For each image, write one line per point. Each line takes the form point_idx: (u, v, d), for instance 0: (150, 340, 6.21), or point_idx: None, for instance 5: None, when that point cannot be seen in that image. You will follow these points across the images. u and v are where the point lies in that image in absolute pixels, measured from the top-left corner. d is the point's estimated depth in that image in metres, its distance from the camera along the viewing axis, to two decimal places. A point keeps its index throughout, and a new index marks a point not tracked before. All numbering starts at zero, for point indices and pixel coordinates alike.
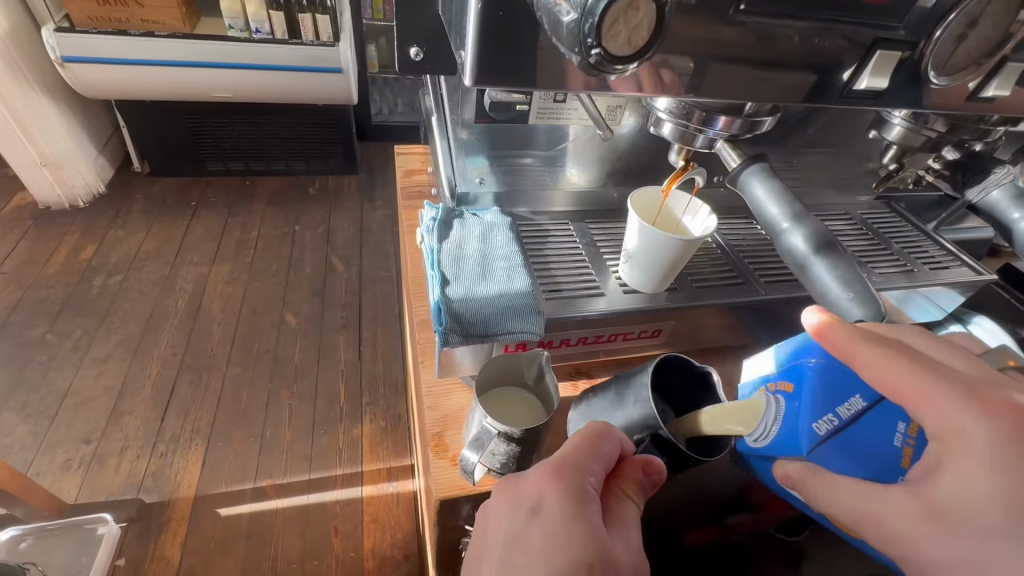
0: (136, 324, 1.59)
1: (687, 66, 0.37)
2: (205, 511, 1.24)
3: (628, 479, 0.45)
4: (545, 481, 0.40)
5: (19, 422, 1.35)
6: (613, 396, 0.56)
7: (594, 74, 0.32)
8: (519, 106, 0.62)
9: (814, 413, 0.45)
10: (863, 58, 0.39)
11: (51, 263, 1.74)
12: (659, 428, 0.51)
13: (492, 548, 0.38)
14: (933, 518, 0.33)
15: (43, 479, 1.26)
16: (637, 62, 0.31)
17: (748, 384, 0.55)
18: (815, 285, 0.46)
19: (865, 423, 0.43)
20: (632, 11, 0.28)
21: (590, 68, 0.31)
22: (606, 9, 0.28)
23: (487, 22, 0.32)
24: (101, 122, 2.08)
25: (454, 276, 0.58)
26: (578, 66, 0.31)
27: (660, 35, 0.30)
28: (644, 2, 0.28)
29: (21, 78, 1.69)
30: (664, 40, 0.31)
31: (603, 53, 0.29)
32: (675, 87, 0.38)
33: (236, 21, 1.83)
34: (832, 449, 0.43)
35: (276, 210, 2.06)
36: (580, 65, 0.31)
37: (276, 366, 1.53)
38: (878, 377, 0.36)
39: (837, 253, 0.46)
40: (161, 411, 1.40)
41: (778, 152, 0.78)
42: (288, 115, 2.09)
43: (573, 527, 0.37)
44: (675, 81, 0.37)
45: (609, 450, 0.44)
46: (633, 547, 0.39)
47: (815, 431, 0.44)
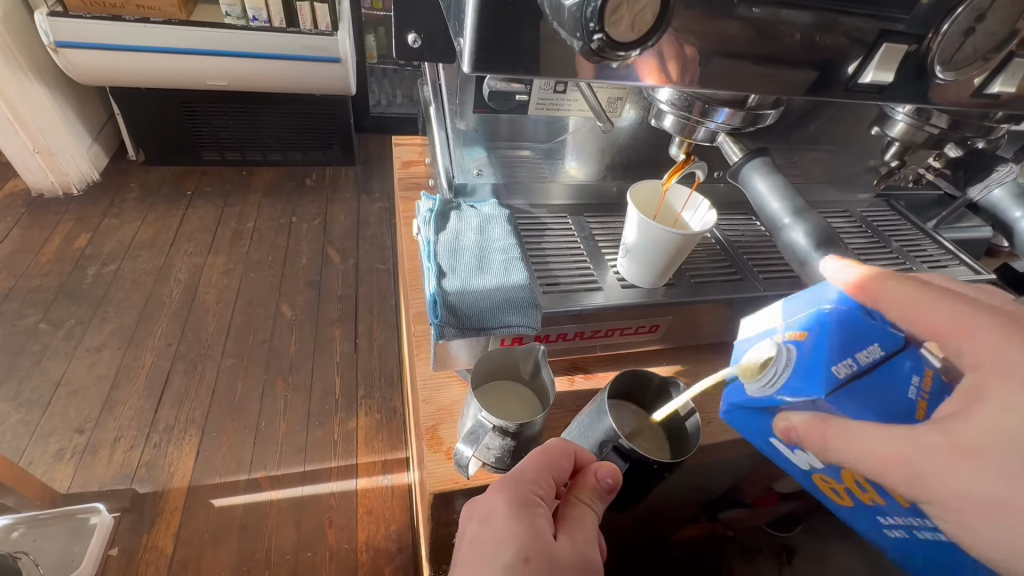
0: (130, 314, 1.58)
1: (690, 56, 0.36)
2: (199, 501, 1.24)
3: (584, 486, 0.46)
4: (497, 493, 0.43)
5: (12, 411, 1.34)
6: (590, 413, 0.55)
7: (596, 61, 0.32)
8: (519, 96, 0.61)
9: (833, 357, 0.39)
10: (869, 51, 0.38)
11: (43, 251, 1.72)
12: (620, 438, 0.51)
13: (456, 559, 0.42)
14: (964, 454, 0.33)
15: (35, 468, 1.25)
16: (640, 48, 0.30)
17: (750, 335, 0.48)
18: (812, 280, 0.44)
19: (879, 370, 0.39)
20: None
21: (592, 54, 0.30)
22: None
23: (485, 12, 0.31)
24: (94, 107, 2.04)
25: (450, 269, 0.57)
26: (579, 53, 0.31)
27: (662, 24, 0.30)
28: None
29: (14, 63, 1.66)
30: (663, 31, 0.30)
31: (604, 38, 0.29)
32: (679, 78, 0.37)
33: (232, 9, 1.79)
34: (848, 396, 0.38)
35: (273, 200, 2.04)
36: (581, 50, 0.30)
37: (271, 357, 1.52)
38: (914, 318, 0.37)
39: (841, 249, 0.44)
40: (155, 401, 1.39)
41: (778, 148, 0.78)
42: (286, 105, 2.07)
43: (519, 532, 0.40)
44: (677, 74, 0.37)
45: (562, 461, 0.46)
46: (575, 548, 0.41)
47: (831, 375, 0.38)
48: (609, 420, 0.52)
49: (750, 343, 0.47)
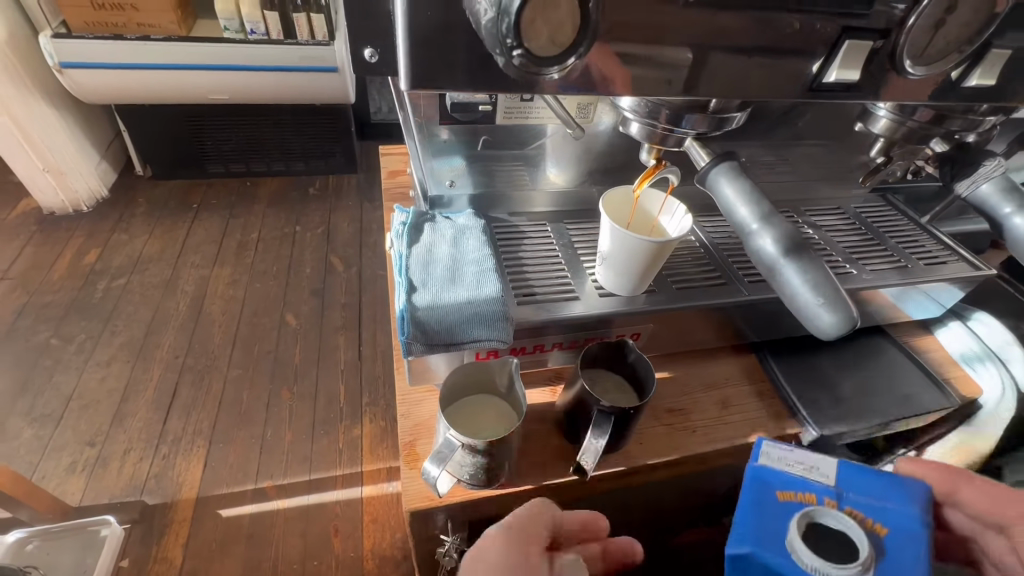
0: (138, 327, 1.60)
1: (685, 58, 0.35)
2: (206, 512, 1.25)
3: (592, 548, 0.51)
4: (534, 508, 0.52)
5: (25, 426, 1.36)
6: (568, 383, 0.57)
7: (527, 78, 0.30)
8: (482, 107, 0.58)
9: None
10: (831, 49, 0.37)
11: (55, 268, 1.76)
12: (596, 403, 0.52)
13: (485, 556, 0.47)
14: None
15: (48, 482, 1.27)
16: (567, 59, 0.29)
17: (788, 502, 0.45)
18: (784, 290, 0.43)
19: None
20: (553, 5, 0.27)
21: (518, 71, 0.29)
22: (521, 6, 0.26)
23: (418, 25, 0.31)
24: (102, 125, 2.08)
25: (421, 283, 0.56)
26: (506, 70, 0.30)
27: (585, 37, 0.29)
28: None
29: (20, 84, 1.69)
30: (589, 43, 0.29)
31: (525, 54, 0.28)
32: (672, 77, 0.36)
33: (230, 23, 1.78)
34: None
35: (276, 210, 2.06)
36: (506, 67, 0.29)
37: (276, 367, 1.53)
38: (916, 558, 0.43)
39: (808, 254, 0.43)
40: (163, 414, 1.41)
41: (766, 146, 0.76)
42: (285, 115, 2.09)
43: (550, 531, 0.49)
44: (671, 70, 0.36)
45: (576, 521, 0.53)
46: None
47: None
48: (581, 382, 0.54)
49: (788, 514, 0.45)
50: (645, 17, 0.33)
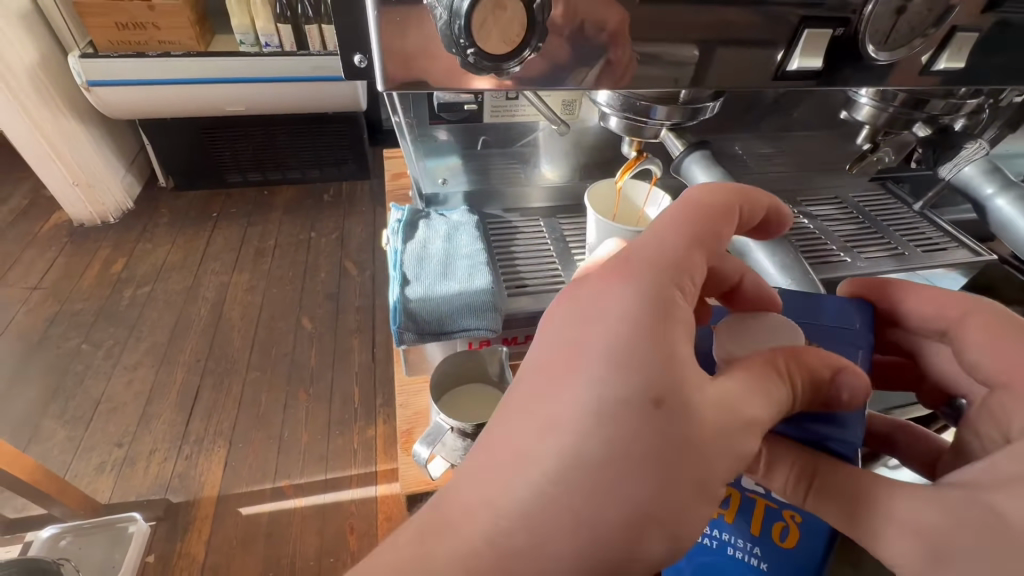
0: (162, 332, 1.67)
1: (693, 55, 0.37)
2: (228, 509, 1.30)
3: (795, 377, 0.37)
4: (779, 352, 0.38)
5: (58, 428, 1.43)
6: None
7: (487, 73, 0.33)
8: (468, 107, 0.60)
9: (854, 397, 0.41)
10: (792, 38, 0.38)
11: (84, 278, 1.84)
12: None
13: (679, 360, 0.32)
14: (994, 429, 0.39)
15: (80, 481, 1.34)
16: (521, 55, 0.31)
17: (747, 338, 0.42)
18: None
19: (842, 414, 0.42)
20: (501, 9, 0.29)
21: (476, 67, 0.32)
22: (469, 11, 0.28)
23: (390, 30, 0.33)
24: (127, 139, 2.17)
25: (415, 277, 0.58)
26: (465, 66, 0.32)
27: (534, 33, 0.31)
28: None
29: (51, 103, 1.78)
30: (540, 37, 0.31)
31: (478, 52, 0.30)
32: (680, 75, 0.38)
33: (246, 36, 1.89)
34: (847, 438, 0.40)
35: (292, 217, 2.12)
36: (465, 65, 0.32)
37: (292, 369, 1.58)
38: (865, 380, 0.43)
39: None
40: (185, 415, 1.46)
41: (759, 137, 0.77)
42: (299, 125, 2.15)
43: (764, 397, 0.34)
44: (679, 69, 0.38)
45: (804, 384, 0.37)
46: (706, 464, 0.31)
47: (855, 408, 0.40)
48: None
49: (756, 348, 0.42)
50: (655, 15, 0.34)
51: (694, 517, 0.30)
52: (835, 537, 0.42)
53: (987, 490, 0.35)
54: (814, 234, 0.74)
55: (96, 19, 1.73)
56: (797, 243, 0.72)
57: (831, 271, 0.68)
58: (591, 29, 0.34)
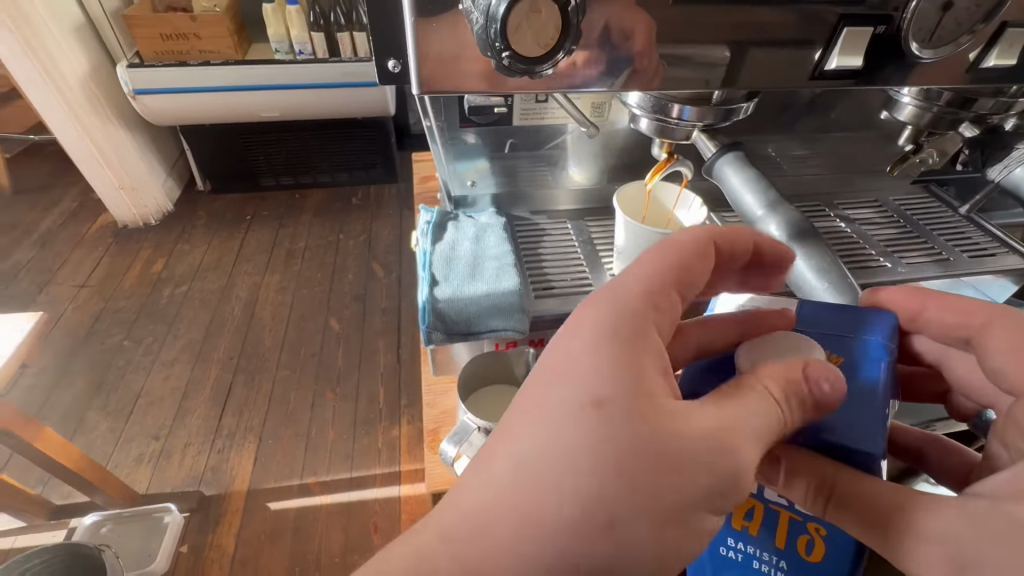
0: (198, 330, 1.73)
1: (723, 57, 0.37)
2: (257, 504, 1.33)
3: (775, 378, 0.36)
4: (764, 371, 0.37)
5: (101, 419, 1.50)
6: None
7: (519, 75, 0.33)
8: (498, 109, 0.61)
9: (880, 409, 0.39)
10: (830, 37, 0.37)
11: (127, 277, 1.93)
12: None
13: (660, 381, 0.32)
14: None
15: (119, 470, 1.40)
16: (554, 58, 0.32)
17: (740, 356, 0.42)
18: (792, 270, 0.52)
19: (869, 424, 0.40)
20: (535, 13, 0.29)
21: (509, 70, 0.32)
22: (505, 15, 0.29)
23: (424, 34, 0.34)
24: (168, 144, 2.27)
25: (444, 277, 0.59)
26: (498, 68, 0.33)
27: (568, 36, 0.31)
28: (546, 3, 0.29)
29: (101, 112, 1.87)
30: (574, 40, 0.31)
31: (512, 56, 0.31)
32: (710, 77, 0.37)
33: (281, 45, 1.96)
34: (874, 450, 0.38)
35: (322, 220, 2.17)
36: (498, 67, 0.32)
37: (320, 368, 1.61)
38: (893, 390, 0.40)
39: (810, 241, 0.51)
40: (218, 411, 1.51)
41: (794, 139, 0.75)
42: (330, 130, 2.21)
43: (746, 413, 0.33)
44: (709, 70, 0.37)
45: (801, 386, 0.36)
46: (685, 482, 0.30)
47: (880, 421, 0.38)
48: None
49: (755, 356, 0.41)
50: (687, 17, 0.34)
51: (674, 542, 0.30)
52: (862, 550, 0.41)
53: (1009, 500, 0.33)
54: (852, 238, 0.72)
55: (143, 30, 1.82)
56: (834, 247, 0.70)
57: (871, 277, 0.65)
58: (624, 30, 0.34)
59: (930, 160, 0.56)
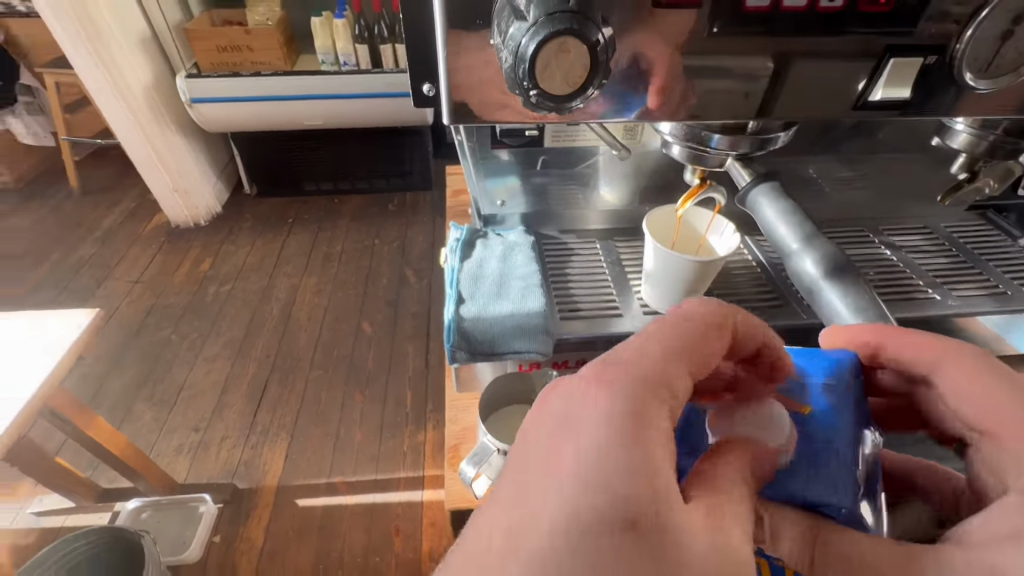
0: (239, 327, 1.81)
1: (765, 67, 0.35)
2: (286, 500, 1.37)
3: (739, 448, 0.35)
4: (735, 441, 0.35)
5: (147, 409, 1.59)
6: None
7: (546, 111, 0.33)
8: (529, 132, 0.61)
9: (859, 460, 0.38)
10: (875, 68, 0.36)
11: (177, 274, 2.04)
12: None
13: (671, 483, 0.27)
14: None
15: (161, 459, 1.47)
16: (582, 96, 0.32)
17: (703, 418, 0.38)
18: (827, 309, 0.48)
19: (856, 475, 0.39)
20: (563, 54, 0.29)
21: (536, 106, 0.32)
22: (535, 53, 0.29)
23: (456, 65, 0.34)
24: (220, 150, 2.39)
25: (470, 296, 0.59)
26: (527, 105, 0.33)
27: (597, 72, 0.31)
28: (574, 44, 0.29)
29: (161, 119, 1.99)
30: (604, 75, 0.31)
31: (541, 94, 0.31)
32: (750, 89, 0.36)
33: (327, 56, 2.05)
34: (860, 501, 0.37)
35: (359, 225, 2.24)
36: (526, 104, 0.32)
37: (351, 369, 1.66)
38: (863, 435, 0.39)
39: (848, 279, 0.47)
40: (253, 407, 1.57)
41: (838, 160, 0.72)
42: (370, 138, 2.27)
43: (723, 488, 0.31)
44: (749, 82, 0.36)
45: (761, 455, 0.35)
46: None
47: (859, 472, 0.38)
48: None
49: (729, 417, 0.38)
50: (719, 44, 0.34)
51: None
52: None
53: None
54: (897, 266, 0.68)
55: (202, 43, 1.93)
56: (877, 276, 0.67)
57: (917, 309, 0.62)
58: (655, 59, 0.34)
59: (986, 188, 0.54)
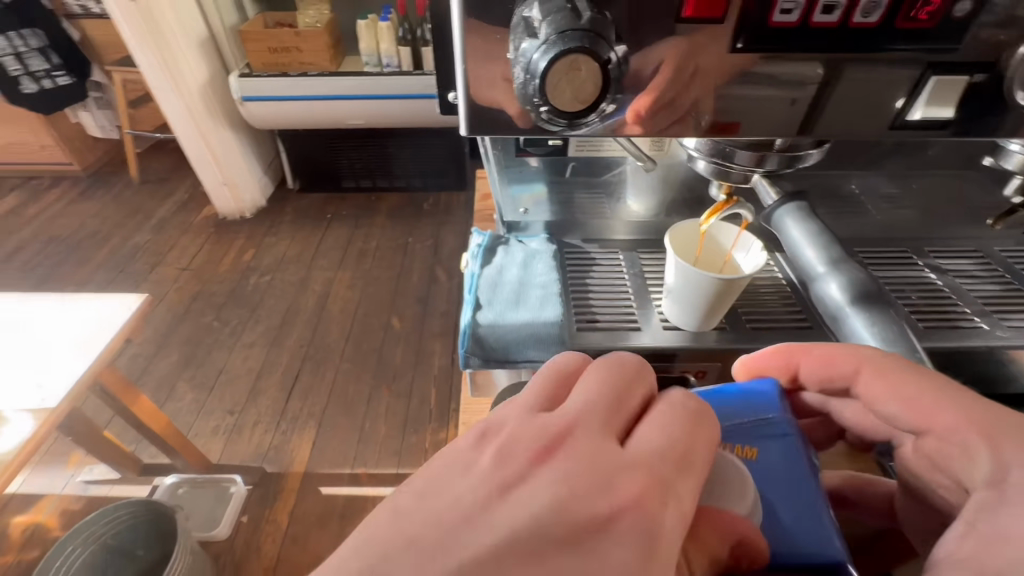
0: (276, 317, 1.88)
1: (816, 74, 0.34)
2: (311, 487, 1.42)
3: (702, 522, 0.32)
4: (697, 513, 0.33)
5: (188, 390, 1.67)
6: None
7: (558, 127, 0.34)
8: (553, 141, 0.61)
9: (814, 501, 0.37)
10: (916, 85, 0.34)
11: (223, 263, 2.14)
12: None
13: None
14: None
15: (198, 439, 1.54)
16: (594, 112, 0.31)
17: None
18: (850, 337, 0.44)
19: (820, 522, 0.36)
20: (574, 71, 0.29)
21: (547, 122, 0.32)
22: (546, 70, 0.29)
23: (474, 76, 0.34)
24: (266, 146, 2.50)
25: (488, 301, 0.60)
26: (539, 121, 0.33)
27: (609, 89, 0.31)
28: (585, 61, 0.29)
29: (214, 116, 2.10)
30: (616, 90, 0.31)
31: (551, 110, 0.31)
32: (798, 95, 0.34)
33: (371, 57, 2.10)
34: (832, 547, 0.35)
35: (394, 223, 2.29)
36: (538, 120, 0.33)
37: (379, 364, 1.70)
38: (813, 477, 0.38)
39: (877, 308, 0.44)
40: (285, 395, 1.63)
41: (883, 176, 0.68)
42: (408, 138, 2.32)
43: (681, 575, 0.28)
44: (797, 89, 0.34)
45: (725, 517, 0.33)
46: None
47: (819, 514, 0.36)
48: None
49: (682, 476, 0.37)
50: (752, 57, 0.32)
51: None
52: None
53: None
54: (942, 291, 0.64)
55: (254, 44, 2.01)
56: (918, 300, 0.63)
57: (962, 338, 0.58)
58: (680, 75, 0.33)
59: None
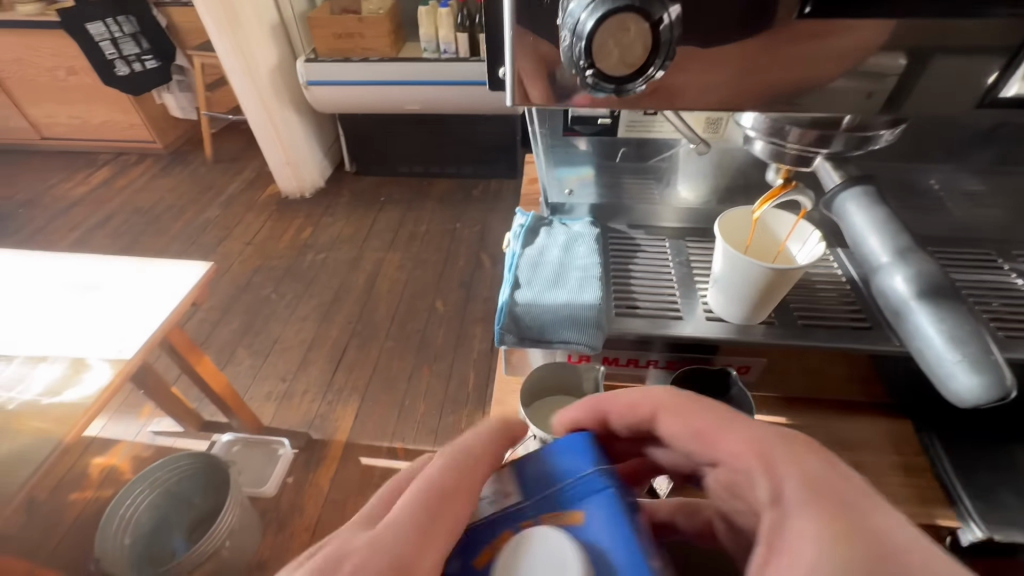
0: (328, 293, 1.97)
1: (898, 65, 0.32)
2: (351, 456, 1.49)
3: None
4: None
5: (246, 356, 1.79)
6: None
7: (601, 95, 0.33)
8: (602, 120, 0.59)
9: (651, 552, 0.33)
10: (1013, 59, 0.31)
11: (282, 239, 2.26)
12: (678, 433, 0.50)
13: None
14: None
15: (253, 402, 1.65)
16: (641, 77, 0.30)
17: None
18: (914, 334, 0.41)
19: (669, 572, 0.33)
20: (622, 31, 0.28)
21: (592, 89, 0.31)
22: (593, 30, 0.28)
23: (520, 44, 0.33)
24: (327, 130, 2.60)
25: (527, 281, 0.60)
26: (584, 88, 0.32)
27: (658, 53, 0.29)
28: (633, 21, 0.28)
29: (281, 99, 2.20)
30: (666, 56, 0.30)
31: (597, 73, 0.30)
32: (876, 89, 0.33)
33: (429, 44, 2.11)
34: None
35: (443, 208, 2.32)
36: (583, 87, 0.32)
37: (422, 344, 1.74)
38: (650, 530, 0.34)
39: (946, 305, 0.40)
40: (332, 367, 1.71)
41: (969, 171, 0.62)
42: (462, 125, 2.34)
43: None
44: (877, 81, 0.33)
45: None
46: None
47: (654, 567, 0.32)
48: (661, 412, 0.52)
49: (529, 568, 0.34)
50: (820, 24, 0.30)
51: None
52: None
53: None
54: None
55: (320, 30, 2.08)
56: (1000, 307, 0.57)
57: None
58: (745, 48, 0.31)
59: None
